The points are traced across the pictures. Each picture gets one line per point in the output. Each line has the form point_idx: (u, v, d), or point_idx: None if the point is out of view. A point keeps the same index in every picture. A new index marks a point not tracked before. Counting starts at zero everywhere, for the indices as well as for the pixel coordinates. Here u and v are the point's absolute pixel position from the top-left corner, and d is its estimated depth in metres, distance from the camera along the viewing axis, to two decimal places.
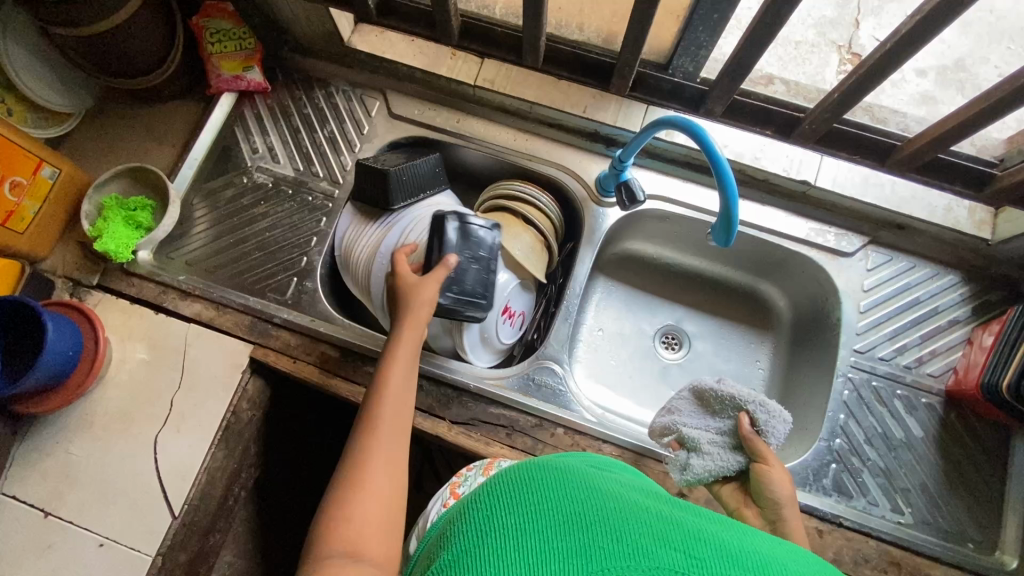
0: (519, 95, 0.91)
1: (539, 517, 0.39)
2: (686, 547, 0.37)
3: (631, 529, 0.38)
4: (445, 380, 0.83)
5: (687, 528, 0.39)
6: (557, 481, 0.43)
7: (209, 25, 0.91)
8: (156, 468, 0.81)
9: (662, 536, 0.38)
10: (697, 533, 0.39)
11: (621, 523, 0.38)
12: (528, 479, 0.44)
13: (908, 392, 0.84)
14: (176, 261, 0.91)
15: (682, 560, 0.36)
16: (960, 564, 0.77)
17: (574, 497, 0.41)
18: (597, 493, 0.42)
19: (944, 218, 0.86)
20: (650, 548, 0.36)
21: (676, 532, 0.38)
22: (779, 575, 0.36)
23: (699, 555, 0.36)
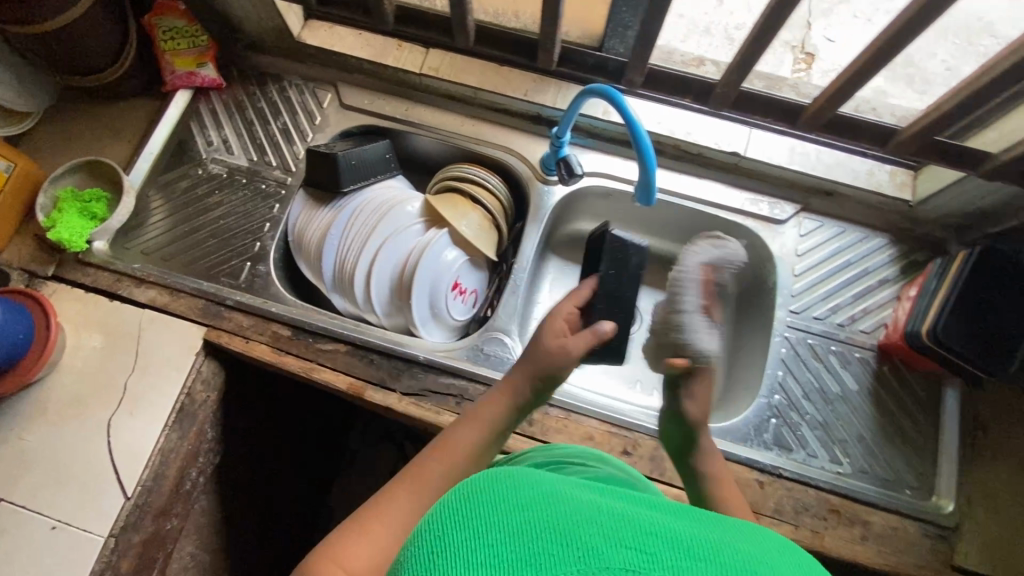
0: (462, 81, 0.95)
1: (479, 525, 0.32)
2: (639, 540, 0.31)
3: (582, 529, 0.31)
4: (395, 353, 0.85)
5: (640, 519, 0.33)
6: (499, 476, 0.35)
7: (162, 23, 0.95)
8: (110, 451, 0.81)
9: (613, 530, 0.32)
10: (652, 524, 0.33)
11: (569, 524, 0.31)
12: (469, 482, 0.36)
13: (842, 348, 0.88)
14: (133, 250, 0.93)
15: (634, 557, 0.30)
16: (898, 509, 0.79)
17: (520, 493, 0.34)
18: (542, 485, 0.35)
19: (867, 182, 0.90)
20: (602, 549, 0.30)
21: (628, 525, 0.32)
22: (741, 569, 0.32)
23: (652, 550, 0.31)
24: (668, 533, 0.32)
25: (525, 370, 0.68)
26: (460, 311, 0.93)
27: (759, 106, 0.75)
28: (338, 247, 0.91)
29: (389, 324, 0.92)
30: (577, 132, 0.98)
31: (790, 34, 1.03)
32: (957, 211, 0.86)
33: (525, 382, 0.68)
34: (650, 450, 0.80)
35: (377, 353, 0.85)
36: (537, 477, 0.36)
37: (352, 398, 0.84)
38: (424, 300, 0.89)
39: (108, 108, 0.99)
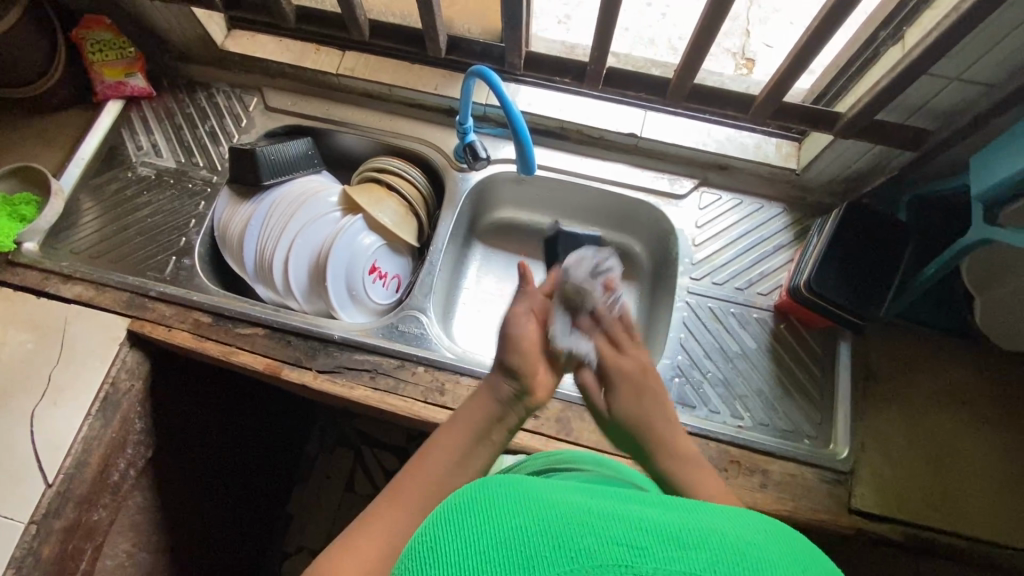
0: (376, 79, 1.01)
1: (476, 536, 0.33)
2: (630, 536, 0.32)
3: (575, 531, 0.32)
4: (312, 333, 0.88)
5: (629, 514, 0.34)
6: (492, 490, 0.36)
7: (88, 36, 1.00)
8: (32, 440, 0.83)
9: (601, 528, 0.32)
10: (640, 518, 0.33)
11: (560, 526, 0.32)
12: (466, 500, 0.36)
13: (740, 309, 0.92)
14: (61, 250, 0.96)
15: (626, 553, 0.31)
16: (795, 457, 0.82)
17: (514, 502, 0.35)
18: (535, 493, 0.36)
19: (755, 154, 0.96)
20: (594, 548, 0.31)
21: (615, 522, 0.33)
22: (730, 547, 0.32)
23: (642, 545, 0.31)
24: (654, 526, 0.33)
25: (499, 367, 0.68)
26: (381, 295, 0.97)
27: (634, 84, 0.82)
28: (258, 238, 0.95)
29: (311, 309, 0.96)
30: (488, 123, 1.04)
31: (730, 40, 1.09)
32: (837, 176, 0.91)
33: (500, 380, 0.66)
34: (556, 412, 0.84)
35: (294, 334, 0.88)
36: (527, 488, 0.36)
37: (270, 378, 0.87)
38: (341, 284, 0.93)
39: (40, 119, 1.03)
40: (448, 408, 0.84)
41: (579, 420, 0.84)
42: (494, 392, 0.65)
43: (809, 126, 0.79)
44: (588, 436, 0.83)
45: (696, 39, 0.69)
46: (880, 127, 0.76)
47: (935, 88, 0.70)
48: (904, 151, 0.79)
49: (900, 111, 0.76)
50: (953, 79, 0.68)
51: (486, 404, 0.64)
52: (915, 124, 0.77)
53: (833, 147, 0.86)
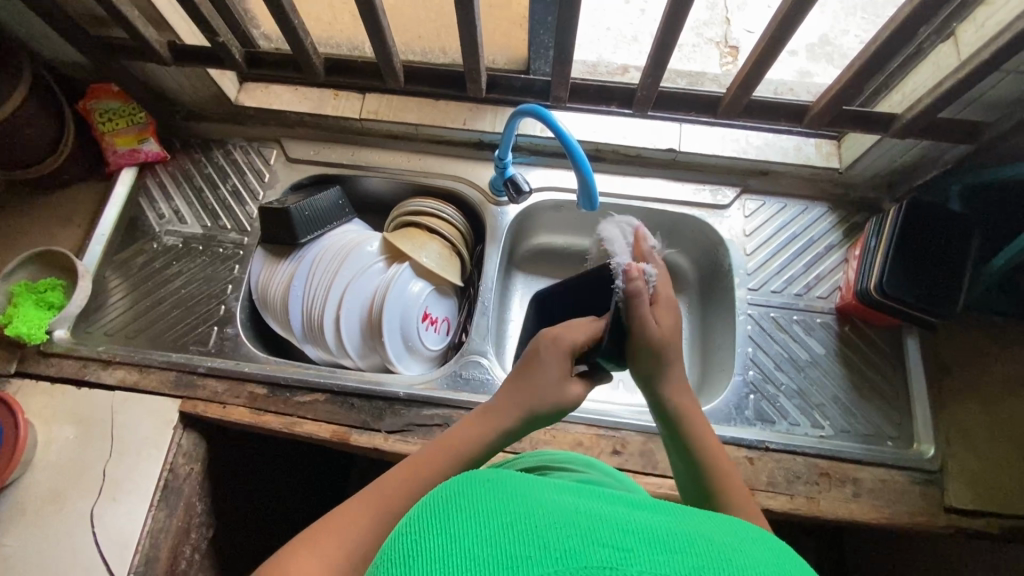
0: (402, 120, 0.98)
1: (454, 536, 0.28)
2: (615, 537, 0.29)
3: (558, 530, 0.28)
4: (375, 394, 0.85)
5: (614, 513, 0.30)
6: (476, 483, 0.32)
7: (97, 106, 0.96)
8: (96, 541, 0.79)
9: (587, 527, 0.29)
10: (624, 517, 0.30)
11: (545, 526, 0.28)
12: (448, 492, 0.32)
13: (804, 316, 0.91)
14: (95, 333, 0.92)
15: (611, 555, 0.28)
16: (884, 461, 0.81)
17: (500, 501, 0.30)
18: (518, 486, 0.32)
19: (796, 156, 0.95)
20: (580, 549, 0.28)
21: (600, 520, 0.29)
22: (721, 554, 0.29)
23: (626, 546, 0.28)
24: (638, 527, 0.30)
25: (517, 401, 0.61)
26: (434, 341, 0.94)
27: (680, 103, 0.80)
28: (303, 298, 0.92)
29: (365, 364, 0.93)
30: (519, 152, 1.01)
31: (712, 30, 1.12)
32: (883, 170, 0.91)
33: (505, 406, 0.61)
34: (639, 445, 0.81)
35: (357, 396, 0.85)
36: (511, 479, 0.32)
37: (338, 445, 0.84)
38: (396, 337, 0.90)
39: (52, 197, 0.98)
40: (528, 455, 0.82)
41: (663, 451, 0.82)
42: (503, 425, 0.61)
43: (862, 129, 0.78)
44: None
45: (754, 59, 0.68)
46: (937, 125, 0.75)
47: (993, 82, 0.70)
48: (959, 145, 0.78)
49: (955, 106, 0.75)
50: (1008, 72, 0.67)
51: (491, 435, 0.60)
52: (968, 117, 0.76)
53: (881, 145, 0.85)
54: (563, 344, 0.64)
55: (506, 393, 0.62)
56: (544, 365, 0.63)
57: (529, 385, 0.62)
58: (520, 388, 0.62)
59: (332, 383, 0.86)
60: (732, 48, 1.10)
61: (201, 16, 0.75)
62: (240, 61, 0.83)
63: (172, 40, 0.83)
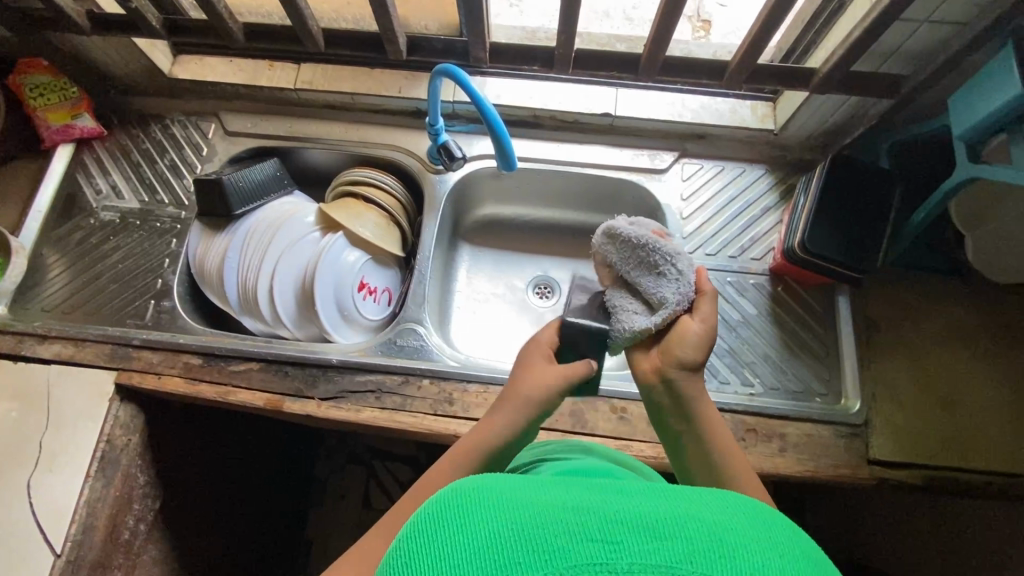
0: (337, 89, 0.97)
1: (449, 549, 0.31)
2: (603, 530, 0.30)
3: (547, 530, 0.30)
4: (309, 361, 0.85)
5: (606, 506, 0.32)
6: (468, 491, 0.34)
7: (25, 81, 0.94)
8: (31, 510, 0.80)
9: (577, 525, 0.31)
10: (614, 509, 0.32)
11: (533, 529, 0.31)
12: (440, 502, 0.34)
13: (737, 278, 0.92)
14: (33, 309, 0.92)
15: (599, 549, 0.30)
16: (810, 416, 0.83)
17: (490, 506, 0.32)
18: (512, 490, 0.34)
19: (731, 119, 0.95)
20: (568, 548, 0.30)
21: (590, 514, 0.31)
22: (707, 534, 0.31)
23: (616, 538, 0.30)
24: (633, 517, 0.31)
25: (506, 404, 0.60)
26: (373, 311, 0.95)
27: (603, 64, 0.79)
28: (238, 269, 0.92)
29: (304, 335, 0.93)
30: (458, 120, 1.01)
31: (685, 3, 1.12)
32: (816, 130, 0.91)
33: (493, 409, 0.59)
34: (569, 406, 0.82)
35: (291, 364, 0.86)
36: (505, 484, 0.34)
37: (272, 413, 0.84)
38: (331, 307, 0.91)
39: None
40: (458, 418, 0.82)
41: (593, 411, 0.83)
42: (508, 426, 0.58)
43: (784, 85, 0.78)
44: (604, 425, 0.82)
45: (663, 13, 0.68)
46: (855, 78, 0.75)
47: (905, 32, 0.70)
48: (881, 99, 0.78)
49: (872, 59, 0.76)
50: (922, 22, 0.67)
51: (494, 440, 0.58)
52: (888, 71, 0.77)
53: (810, 103, 0.85)
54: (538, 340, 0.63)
55: (498, 402, 0.61)
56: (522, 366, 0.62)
57: (516, 386, 0.60)
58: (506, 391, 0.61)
59: (269, 354, 0.86)
60: (705, 22, 1.10)
61: None
62: (159, 28, 0.82)
63: (89, 9, 0.83)
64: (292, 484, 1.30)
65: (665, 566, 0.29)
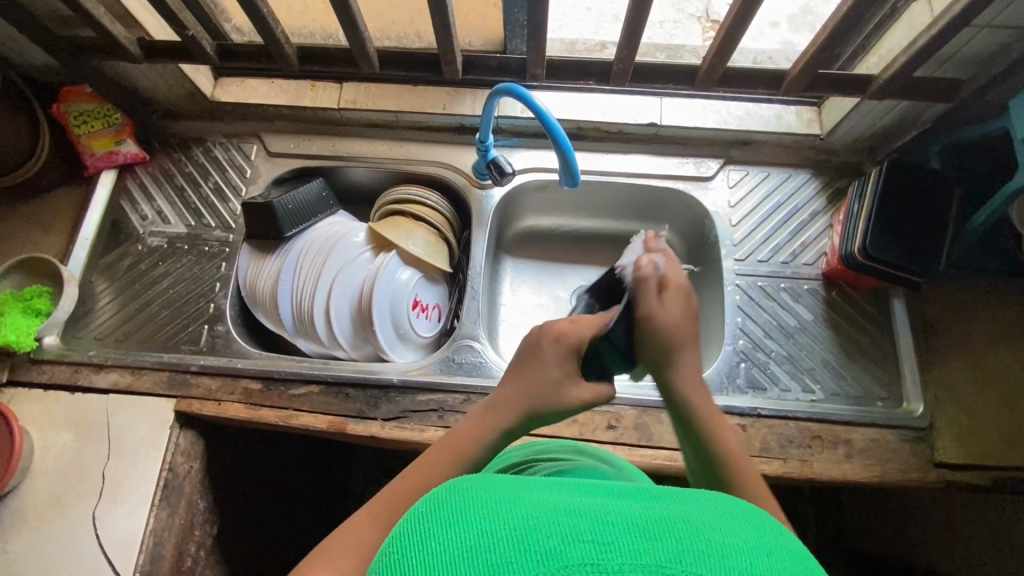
0: (382, 108, 0.98)
1: (438, 548, 0.30)
2: (595, 532, 0.29)
3: (538, 530, 0.29)
4: (369, 382, 0.85)
5: (596, 508, 0.31)
6: (460, 491, 0.33)
7: (70, 109, 0.94)
8: (99, 542, 0.79)
9: (565, 526, 0.30)
10: (605, 511, 0.31)
11: (523, 528, 0.29)
12: (426, 503, 0.33)
13: (791, 284, 0.92)
14: (86, 338, 0.92)
15: (591, 549, 0.29)
16: (875, 421, 0.83)
17: (482, 507, 0.31)
18: (503, 492, 0.33)
19: (777, 125, 0.95)
20: (560, 548, 0.28)
21: (583, 516, 0.30)
22: (700, 533, 0.30)
23: (608, 539, 0.29)
24: (622, 517, 0.30)
25: (518, 397, 0.58)
26: (425, 328, 0.95)
27: (657, 76, 0.79)
28: (291, 291, 0.92)
29: (358, 354, 0.93)
30: (501, 134, 1.01)
31: (693, 5, 1.12)
32: (863, 135, 0.91)
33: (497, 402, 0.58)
34: (633, 419, 0.83)
35: (351, 386, 0.85)
36: (498, 487, 0.34)
37: (335, 435, 0.84)
38: (387, 326, 0.91)
39: (31, 203, 0.97)
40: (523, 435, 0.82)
41: (658, 424, 0.83)
42: (500, 426, 0.57)
43: (841, 92, 0.78)
44: (670, 438, 0.82)
45: (728, 24, 0.68)
46: (913, 83, 0.76)
47: (967, 37, 0.70)
48: (936, 103, 0.79)
49: (931, 64, 0.76)
50: (983, 27, 0.68)
51: (489, 436, 0.57)
52: (944, 76, 0.77)
53: (862, 108, 0.85)
54: (567, 341, 0.58)
55: (508, 393, 0.59)
56: (548, 364, 0.58)
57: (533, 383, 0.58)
58: (524, 381, 0.58)
59: (330, 376, 0.86)
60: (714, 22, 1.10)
61: (169, 9, 0.74)
62: (212, 54, 0.82)
63: (140, 36, 0.83)
64: (335, 502, 1.29)
65: (657, 566, 0.28)
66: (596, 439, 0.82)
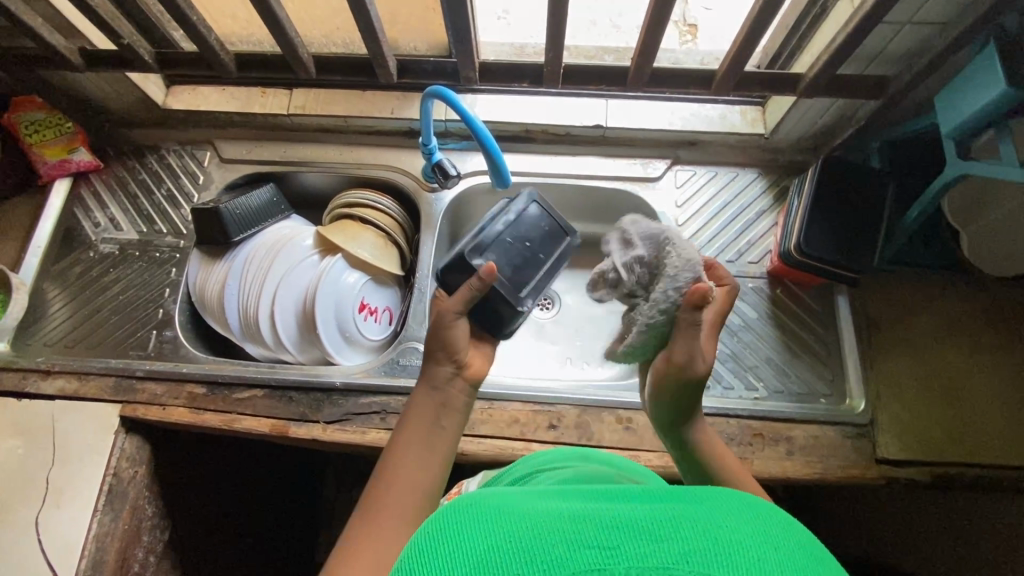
0: (330, 113, 0.99)
1: (454, 567, 0.33)
2: (601, 537, 0.32)
3: (544, 539, 0.33)
4: (313, 385, 0.86)
5: (601, 515, 0.34)
6: (478, 506, 0.37)
7: (22, 119, 0.95)
8: (40, 547, 0.79)
9: (573, 535, 0.33)
10: (610, 517, 0.34)
11: (533, 541, 0.33)
12: (442, 523, 0.36)
13: (736, 282, 0.92)
14: (35, 345, 0.92)
15: (597, 555, 0.31)
16: (816, 418, 0.83)
17: (493, 524, 0.34)
18: (511, 509, 0.36)
19: (721, 124, 0.96)
20: (568, 555, 0.31)
21: (588, 524, 0.33)
22: (701, 530, 0.32)
23: (612, 543, 0.32)
24: (627, 523, 0.33)
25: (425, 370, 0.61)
26: (374, 331, 0.95)
27: (590, 77, 0.80)
28: (238, 296, 0.92)
29: (306, 358, 0.94)
30: (450, 138, 1.02)
31: None
32: (805, 133, 0.92)
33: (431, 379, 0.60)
34: (575, 418, 0.83)
35: (295, 390, 0.86)
36: (507, 503, 0.37)
37: (278, 438, 0.84)
38: (333, 328, 0.91)
39: None
40: (465, 435, 0.82)
41: (599, 423, 0.83)
42: (433, 389, 0.59)
43: (771, 91, 0.79)
44: (611, 436, 0.82)
45: (649, 25, 0.69)
46: (841, 81, 0.76)
47: (888, 35, 0.71)
48: (868, 101, 0.79)
49: (858, 62, 0.77)
50: (903, 24, 0.69)
51: (429, 413, 0.58)
52: (873, 73, 0.78)
53: (798, 107, 0.85)
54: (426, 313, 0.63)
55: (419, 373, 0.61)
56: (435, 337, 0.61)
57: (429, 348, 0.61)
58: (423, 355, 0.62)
59: (275, 380, 0.86)
60: (692, 26, 1.12)
61: (103, 19, 0.75)
62: (151, 62, 0.83)
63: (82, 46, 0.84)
64: (302, 509, 1.28)
65: (662, 568, 0.31)
66: (538, 439, 0.82)
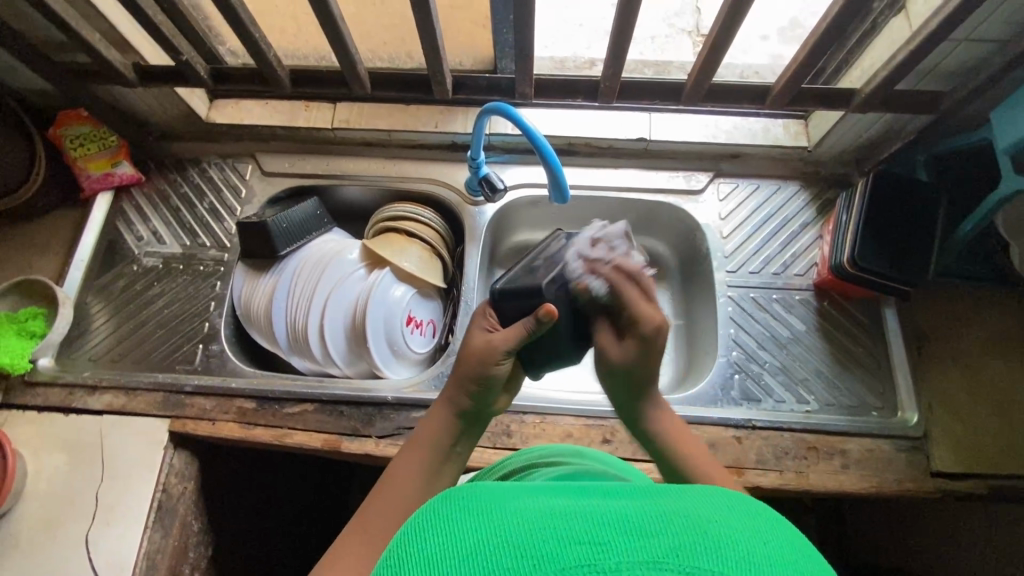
0: (373, 127, 0.99)
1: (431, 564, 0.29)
2: (591, 531, 0.29)
3: (528, 534, 0.29)
4: (364, 400, 0.85)
5: (589, 509, 0.30)
6: (456, 498, 0.33)
7: (67, 133, 0.95)
8: (91, 565, 0.78)
9: (560, 529, 0.29)
10: (600, 511, 0.30)
11: (517, 536, 0.29)
12: (424, 517, 0.33)
13: (783, 294, 0.93)
14: (80, 359, 0.92)
15: (585, 550, 0.28)
16: (870, 431, 0.82)
17: (475, 519, 0.31)
18: (496, 503, 0.32)
19: (765, 138, 0.97)
20: (555, 551, 0.28)
21: (576, 518, 0.29)
22: (697, 526, 0.29)
23: (601, 539, 0.28)
24: (617, 516, 0.29)
25: (453, 379, 0.59)
26: (420, 344, 0.95)
27: (645, 92, 0.80)
28: (285, 310, 0.92)
29: (352, 371, 0.93)
30: (493, 151, 1.02)
31: (683, 20, 1.14)
32: (849, 146, 0.93)
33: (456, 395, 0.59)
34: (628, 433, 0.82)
35: (345, 404, 0.85)
36: (491, 496, 0.33)
37: (330, 453, 0.84)
38: (381, 342, 0.91)
39: (28, 226, 0.98)
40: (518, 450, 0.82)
41: None
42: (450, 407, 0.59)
43: (824, 106, 0.79)
44: None
45: (712, 42, 0.69)
46: (895, 97, 0.77)
47: (945, 52, 0.72)
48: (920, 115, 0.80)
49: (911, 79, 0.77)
50: (960, 41, 0.69)
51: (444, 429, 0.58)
52: (926, 88, 0.78)
53: (845, 121, 0.86)
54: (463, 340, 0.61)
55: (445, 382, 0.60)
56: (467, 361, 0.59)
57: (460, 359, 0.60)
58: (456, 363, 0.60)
59: (325, 394, 0.86)
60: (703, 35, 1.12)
61: (163, 35, 0.76)
62: (205, 77, 0.84)
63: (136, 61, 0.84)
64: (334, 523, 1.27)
65: (652, 562, 0.27)
66: None
